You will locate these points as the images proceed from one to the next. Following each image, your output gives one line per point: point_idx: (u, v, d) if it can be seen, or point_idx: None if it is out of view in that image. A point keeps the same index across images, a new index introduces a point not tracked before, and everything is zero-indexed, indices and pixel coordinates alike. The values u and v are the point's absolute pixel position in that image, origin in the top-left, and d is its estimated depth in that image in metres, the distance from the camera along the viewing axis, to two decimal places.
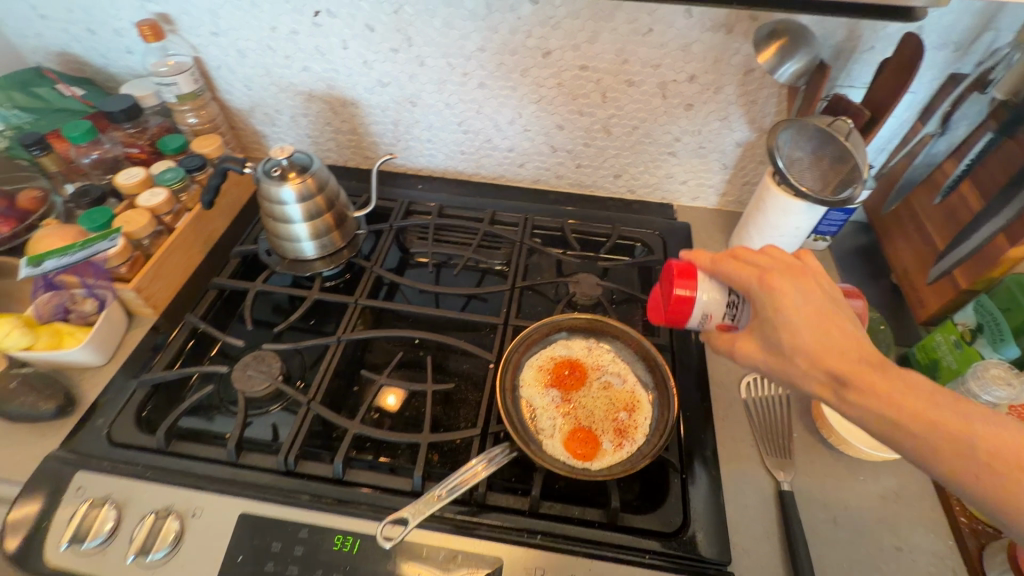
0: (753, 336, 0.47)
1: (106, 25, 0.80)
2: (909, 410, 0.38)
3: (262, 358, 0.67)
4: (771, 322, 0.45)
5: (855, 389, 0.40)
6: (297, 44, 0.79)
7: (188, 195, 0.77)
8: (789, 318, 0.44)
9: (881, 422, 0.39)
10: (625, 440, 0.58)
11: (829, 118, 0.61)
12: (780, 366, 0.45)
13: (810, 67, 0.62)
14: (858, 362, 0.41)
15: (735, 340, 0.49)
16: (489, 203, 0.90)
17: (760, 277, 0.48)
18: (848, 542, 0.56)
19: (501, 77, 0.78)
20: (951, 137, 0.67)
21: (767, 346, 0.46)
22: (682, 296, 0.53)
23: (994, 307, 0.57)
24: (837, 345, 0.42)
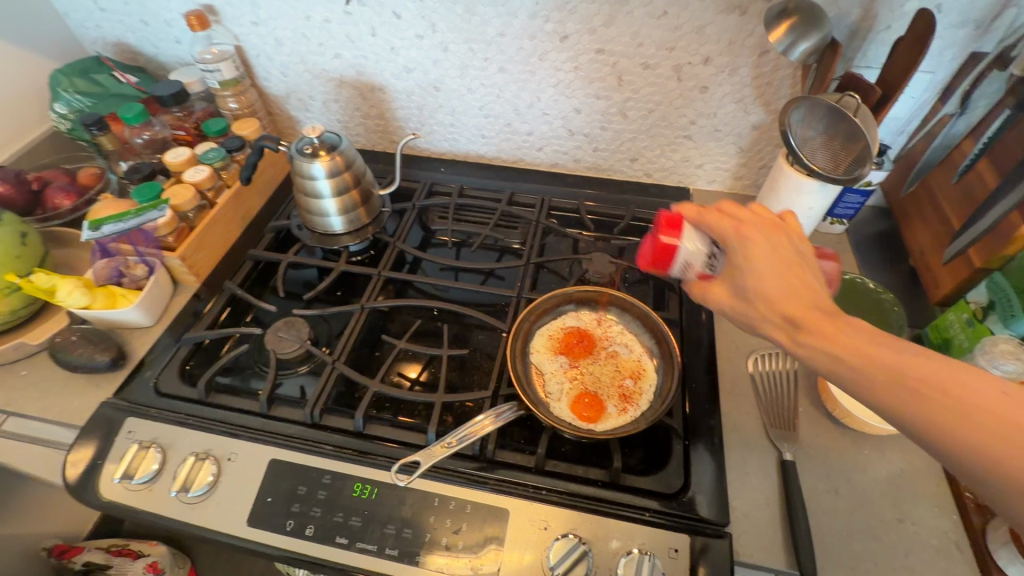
0: (723, 283, 0.49)
1: (158, 16, 0.87)
2: (856, 352, 0.39)
3: (292, 323, 0.71)
4: (739, 266, 0.47)
5: (807, 330, 0.41)
6: (329, 31, 0.84)
7: (228, 173, 0.83)
8: (757, 266, 0.45)
9: (825, 360, 0.40)
10: (629, 405, 0.60)
11: (837, 95, 0.63)
12: (741, 309, 0.46)
13: (822, 45, 0.62)
14: (815, 310, 0.42)
15: (707, 290, 0.50)
16: (508, 185, 0.93)
17: (738, 225, 0.48)
18: (850, 512, 0.56)
19: (520, 62, 0.81)
20: (970, 118, 0.67)
21: (734, 293, 0.47)
22: (668, 245, 0.54)
23: (1007, 286, 0.57)
24: (795, 291, 0.43)
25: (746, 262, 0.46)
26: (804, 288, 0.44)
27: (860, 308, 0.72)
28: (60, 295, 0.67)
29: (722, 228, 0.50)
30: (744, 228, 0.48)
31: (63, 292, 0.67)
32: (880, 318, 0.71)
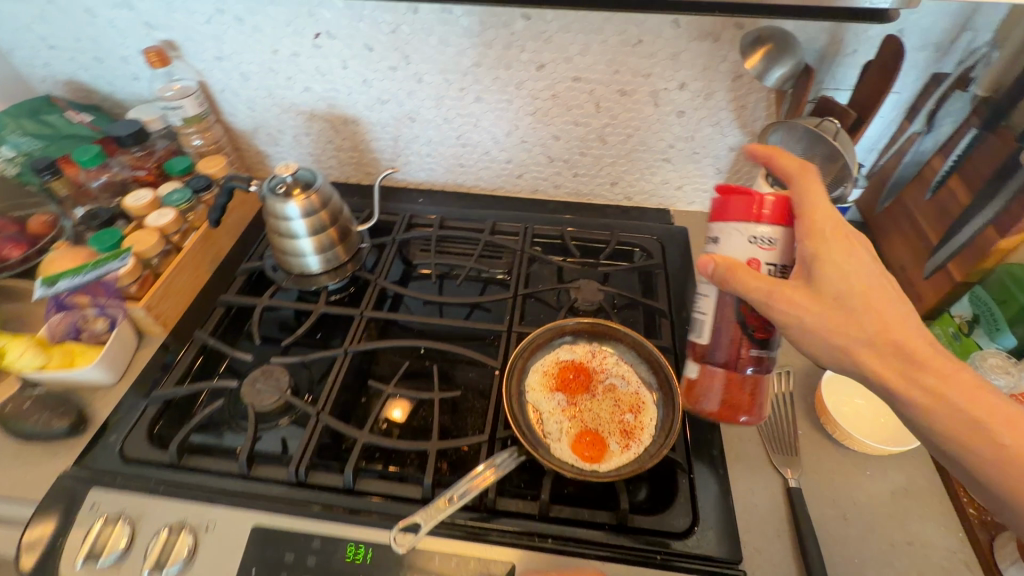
0: (807, 288, 0.45)
1: (113, 53, 0.82)
2: (989, 416, 0.41)
3: (271, 372, 0.67)
4: (834, 271, 0.44)
5: (925, 369, 0.42)
6: (298, 64, 0.81)
7: (195, 215, 0.79)
8: (865, 280, 0.44)
9: (953, 416, 0.42)
10: (632, 441, 0.58)
11: (817, 120, 0.63)
12: (841, 325, 0.44)
13: (796, 72, 0.64)
14: (926, 345, 0.43)
15: (784, 287, 0.45)
16: (489, 214, 0.92)
17: (830, 215, 0.45)
18: (860, 538, 0.56)
19: (497, 91, 0.80)
20: (937, 136, 0.69)
21: (829, 302, 0.44)
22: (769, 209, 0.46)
23: (989, 299, 0.61)
24: (903, 319, 0.44)
25: (839, 265, 0.44)
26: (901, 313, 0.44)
27: None
28: (11, 357, 0.63)
29: (815, 206, 0.46)
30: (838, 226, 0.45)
31: (13, 354, 0.63)
32: None
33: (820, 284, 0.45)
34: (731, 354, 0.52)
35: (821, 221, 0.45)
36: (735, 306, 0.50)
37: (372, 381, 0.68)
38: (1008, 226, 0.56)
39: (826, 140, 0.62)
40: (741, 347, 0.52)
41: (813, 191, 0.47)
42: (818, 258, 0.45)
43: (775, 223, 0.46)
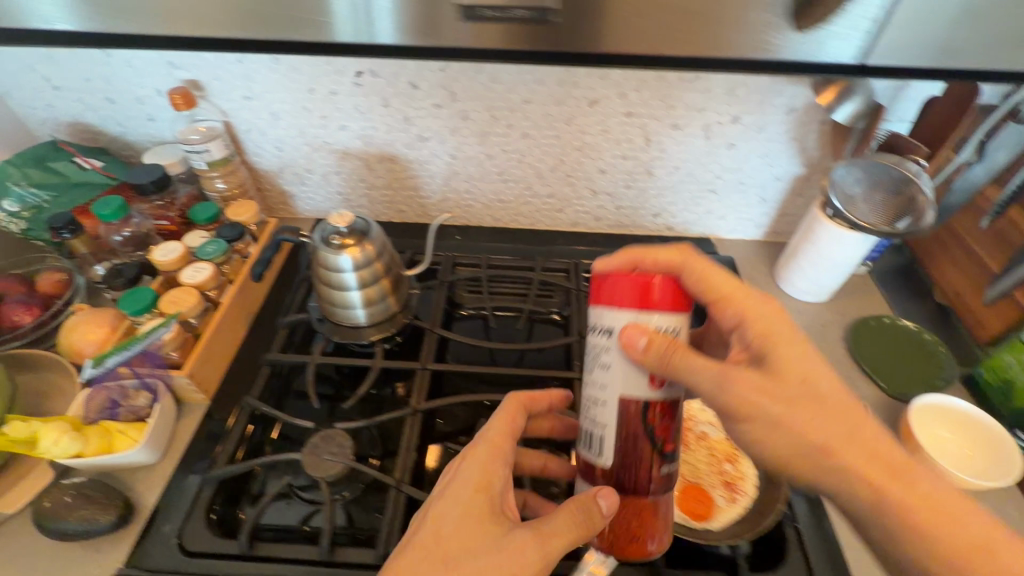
0: (754, 374, 0.43)
1: (127, 93, 0.76)
2: (950, 527, 0.40)
3: (332, 438, 0.62)
4: (789, 358, 0.44)
5: (886, 470, 0.42)
6: (334, 103, 0.76)
7: (230, 267, 0.73)
8: (819, 375, 0.43)
9: (909, 521, 0.41)
10: (736, 493, 0.58)
11: (899, 159, 0.66)
12: (798, 419, 0.42)
13: (868, 110, 0.67)
14: (880, 445, 0.42)
15: (707, 369, 0.42)
16: (533, 250, 0.89)
17: (756, 294, 0.47)
18: None
19: (545, 127, 0.78)
20: (989, 165, 0.67)
21: (778, 394, 0.43)
22: (659, 296, 0.41)
23: None
24: (857, 418, 0.43)
25: (797, 356, 0.44)
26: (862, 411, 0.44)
27: (908, 353, 0.75)
28: (44, 445, 0.54)
29: (735, 291, 0.46)
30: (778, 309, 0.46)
31: (47, 441, 0.54)
32: (928, 362, 0.73)
33: (782, 371, 0.43)
34: (638, 477, 0.45)
35: (753, 307, 0.46)
36: (643, 414, 0.43)
37: (452, 442, 0.65)
38: None
39: (894, 170, 0.66)
40: (649, 467, 0.45)
41: (712, 277, 0.46)
42: (771, 344, 0.44)
43: (673, 310, 0.42)
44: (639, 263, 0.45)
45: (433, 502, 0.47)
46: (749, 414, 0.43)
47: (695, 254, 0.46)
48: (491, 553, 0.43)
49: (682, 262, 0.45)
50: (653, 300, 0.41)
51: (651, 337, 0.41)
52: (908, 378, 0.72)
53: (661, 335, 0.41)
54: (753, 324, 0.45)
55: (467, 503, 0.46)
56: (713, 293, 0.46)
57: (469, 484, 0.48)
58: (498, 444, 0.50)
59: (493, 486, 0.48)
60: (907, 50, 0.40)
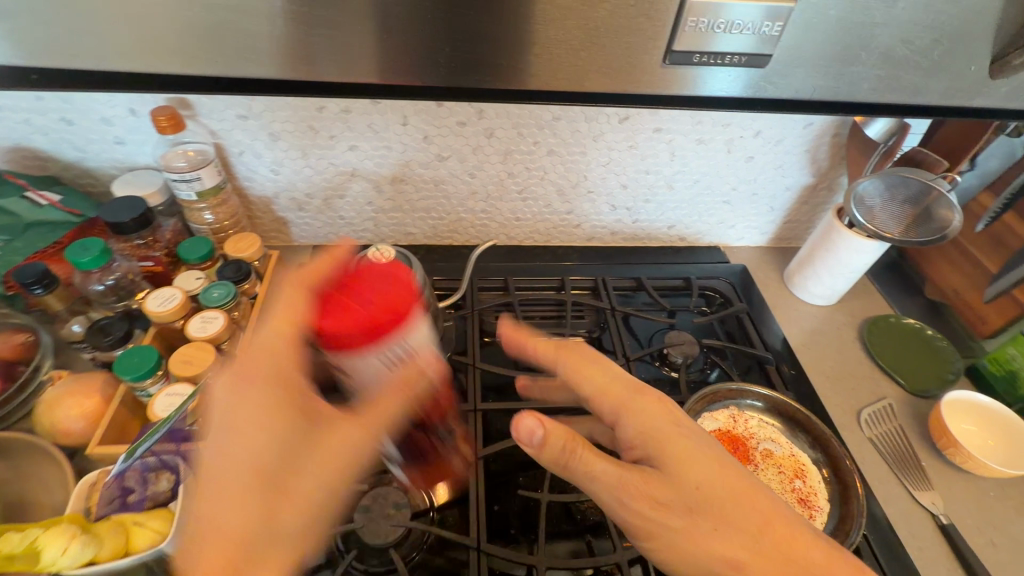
0: (645, 474, 0.43)
1: (90, 113, 0.64)
2: None
3: (385, 495, 0.58)
4: (674, 455, 0.43)
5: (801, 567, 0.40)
6: (347, 121, 0.69)
7: (240, 312, 0.64)
8: (703, 471, 0.42)
9: None
10: (812, 509, 0.58)
11: (931, 176, 0.69)
12: (693, 524, 0.41)
13: (897, 128, 0.71)
14: (794, 538, 0.41)
15: (591, 469, 0.43)
16: (554, 268, 0.86)
17: (629, 386, 0.47)
18: (1011, 560, 0.61)
19: (573, 143, 0.75)
20: (981, 171, 0.73)
21: (670, 497, 0.42)
22: (375, 328, 0.45)
23: None
24: (761, 510, 0.42)
25: (677, 438, 0.44)
26: (763, 494, 0.43)
27: (917, 350, 0.80)
28: (48, 557, 0.44)
29: (608, 382, 0.47)
30: (644, 391, 0.46)
31: (51, 551, 0.44)
32: (934, 358, 0.79)
33: (665, 469, 0.43)
34: (419, 444, 0.57)
35: (624, 398, 0.46)
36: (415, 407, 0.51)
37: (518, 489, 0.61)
38: None
39: (912, 181, 0.70)
40: (425, 441, 0.57)
41: (586, 370, 0.48)
42: (653, 432, 0.44)
43: (386, 339, 0.45)
44: (349, 297, 0.46)
45: (218, 436, 0.42)
46: (646, 529, 0.42)
47: (570, 348, 0.49)
48: (317, 454, 0.44)
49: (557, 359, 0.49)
50: (384, 332, 0.45)
51: (546, 429, 0.43)
52: (923, 373, 0.77)
53: (556, 426, 0.44)
54: (631, 419, 0.45)
55: (268, 433, 0.43)
56: (587, 390, 0.48)
57: (270, 407, 0.43)
58: (289, 346, 0.46)
59: (296, 396, 0.45)
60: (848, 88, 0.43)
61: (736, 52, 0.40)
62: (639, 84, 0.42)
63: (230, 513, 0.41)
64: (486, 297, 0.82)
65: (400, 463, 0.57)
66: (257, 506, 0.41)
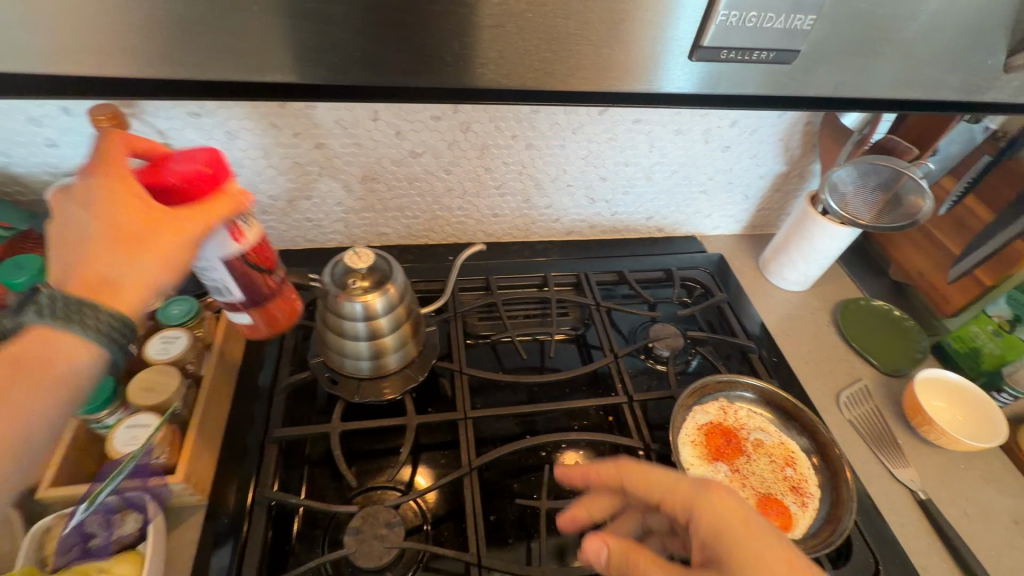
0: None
1: (15, 112, 0.56)
2: None
3: (377, 515, 0.55)
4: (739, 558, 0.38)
5: None
6: (312, 117, 0.65)
7: (205, 329, 0.60)
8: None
9: None
10: (804, 496, 0.59)
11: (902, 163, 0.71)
12: None
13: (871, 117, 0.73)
14: None
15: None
16: (534, 265, 0.84)
17: (697, 483, 0.43)
18: (983, 529, 0.64)
19: (552, 136, 0.73)
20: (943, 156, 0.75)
21: None
22: (187, 181, 0.41)
23: None
24: None
25: (755, 545, 0.38)
26: None
27: (887, 330, 0.83)
28: None
29: (674, 484, 0.44)
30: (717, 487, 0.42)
31: None
32: (902, 337, 0.82)
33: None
34: (258, 285, 0.53)
35: (689, 495, 0.43)
36: (243, 260, 0.49)
37: (515, 497, 0.60)
38: None
39: (882, 167, 0.71)
40: (263, 280, 0.53)
41: (654, 480, 0.45)
42: (720, 534, 0.40)
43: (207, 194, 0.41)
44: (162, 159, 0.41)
45: (67, 214, 0.38)
46: None
47: (632, 463, 0.47)
48: (171, 228, 0.38)
49: (623, 479, 0.47)
50: (201, 189, 0.41)
51: (610, 547, 0.41)
52: (894, 353, 0.80)
53: (619, 542, 0.42)
54: (703, 521, 0.41)
55: (126, 212, 0.37)
56: (656, 497, 0.45)
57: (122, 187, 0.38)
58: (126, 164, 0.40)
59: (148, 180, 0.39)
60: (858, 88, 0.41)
61: (764, 48, 0.38)
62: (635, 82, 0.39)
63: (71, 264, 0.36)
64: (467, 299, 0.79)
65: (233, 307, 0.53)
66: (119, 259, 0.37)
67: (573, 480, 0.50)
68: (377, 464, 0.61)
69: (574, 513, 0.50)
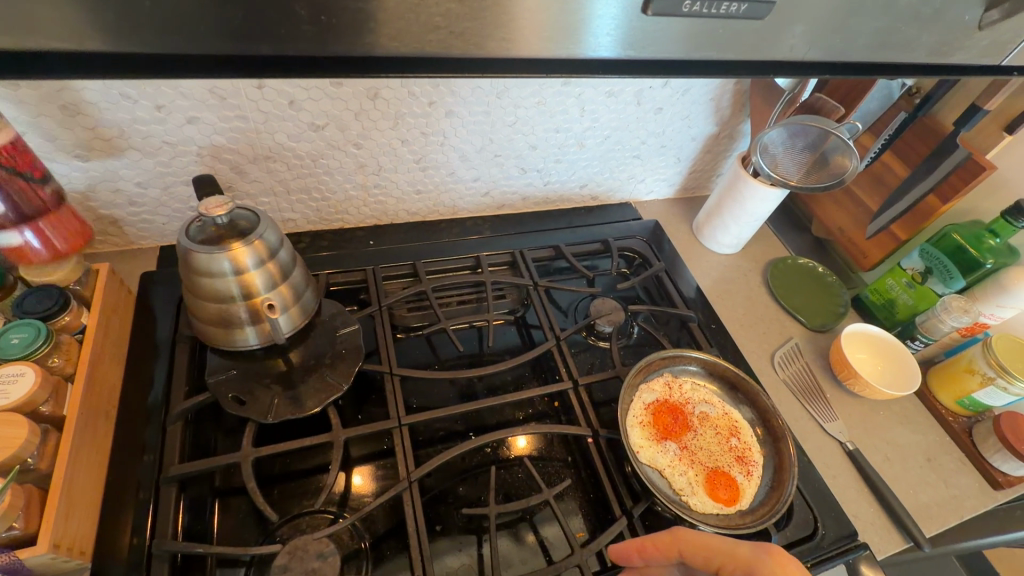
0: None
1: None
2: None
3: (305, 549, 0.48)
4: None
5: None
6: (177, 85, 0.53)
7: (64, 356, 0.49)
8: None
9: None
10: (749, 465, 0.60)
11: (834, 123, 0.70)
12: None
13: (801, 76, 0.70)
14: None
15: None
16: (466, 245, 0.78)
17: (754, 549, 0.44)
18: (902, 470, 0.69)
19: (474, 102, 0.66)
20: (864, 113, 0.76)
21: None
22: None
23: (940, 254, 0.74)
24: None
25: None
26: None
27: (813, 286, 0.86)
28: None
29: (735, 548, 0.44)
30: (782, 557, 0.42)
31: None
32: (826, 292, 0.85)
33: None
34: (24, 199, 0.49)
35: (753, 562, 0.43)
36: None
37: (463, 506, 0.55)
38: (949, 197, 0.69)
39: (812, 128, 0.71)
40: (31, 193, 0.49)
41: (711, 544, 0.46)
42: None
43: None
44: None
45: None
46: None
47: (685, 530, 0.47)
48: None
49: (681, 551, 0.47)
50: None
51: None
52: (821, 310, 0.83)
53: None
54: None
55: None
56: (715, 563, 0.45)
57: None
58: None
59: None
60: (815, 45, 0.37)
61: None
62: (577, 45, 0.34)
63: None
64: (392, 287, 0.72)
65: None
66: None
67: (630, 554, 0.48)
68: (301, 487, 0.54)
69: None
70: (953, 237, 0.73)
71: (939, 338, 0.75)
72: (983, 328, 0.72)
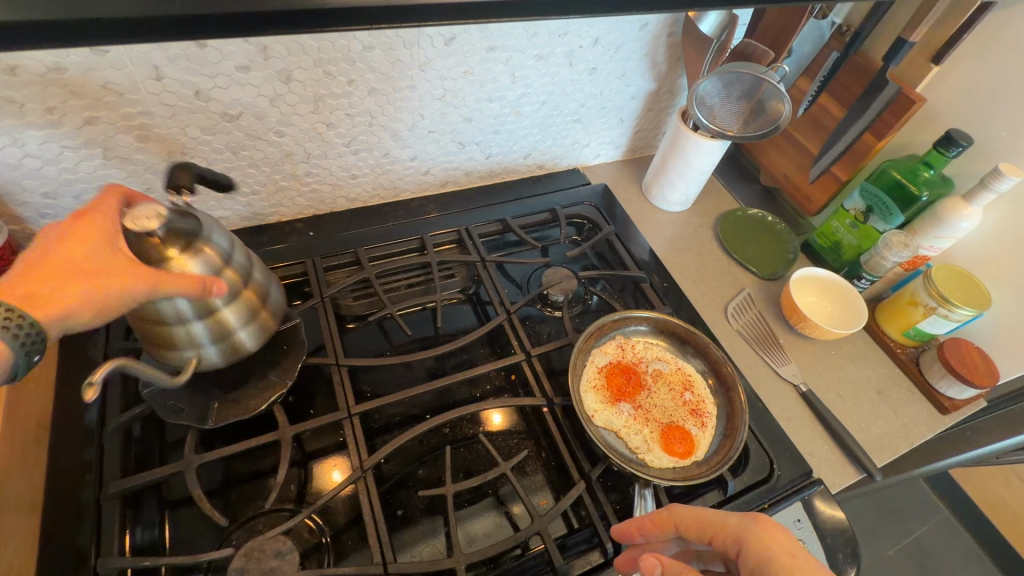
0: None
1: None
2: None
3: (262, 549, 0.47)
4: None
5: None
6: (67, 84, 0.50)
7: None
8: None
9: None
10: (703, 417, 0.61)
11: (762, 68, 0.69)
12: None
13: (727, 21, 0.69)
14: None
15: None
16: (410, 227, 0.76)
17: (737, 518, 0.43)
18: (853, 405, 0.71)
19: (397, 77, 0.63)
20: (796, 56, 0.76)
21: None
22: None
23: (879, 192, 0.75)
24: None
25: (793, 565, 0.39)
26: None
27: (762, 234, 0.87)
28: None
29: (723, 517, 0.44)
30: (768, 523, 0.42)
31: None
32: (776, 240, 0.86)
33: None
34: None
35: (739, 529, 0.42)
36: None
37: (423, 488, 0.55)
38: (884, 131, 0.70)
39: (745, 76, 0.69)
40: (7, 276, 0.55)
41: (698, 516, 0.45)
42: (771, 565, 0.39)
43: None
44: None
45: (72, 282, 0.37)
46: None
47: (674, 505, 0.47)
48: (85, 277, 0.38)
49: (675, 524, 0.46)
50: None
51: (666, 564, 0.41)
52: (771, 258, 0.83)
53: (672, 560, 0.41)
54: (749, 551, 0.41)
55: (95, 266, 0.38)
56: (705, 533, 0.45)
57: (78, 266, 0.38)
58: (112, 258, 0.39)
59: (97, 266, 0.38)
60: None
61: None
62: None
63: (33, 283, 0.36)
64: (337, 277, 0.70)
65: None
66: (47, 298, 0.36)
67: (630, 533, 0.48)
68: (255, 488, 0.53)
69: (633, 555, 0.49)
70: (891, 174, 0.74)
71: (883, 275, 0.76)
72: (923, 260, 0.73)
